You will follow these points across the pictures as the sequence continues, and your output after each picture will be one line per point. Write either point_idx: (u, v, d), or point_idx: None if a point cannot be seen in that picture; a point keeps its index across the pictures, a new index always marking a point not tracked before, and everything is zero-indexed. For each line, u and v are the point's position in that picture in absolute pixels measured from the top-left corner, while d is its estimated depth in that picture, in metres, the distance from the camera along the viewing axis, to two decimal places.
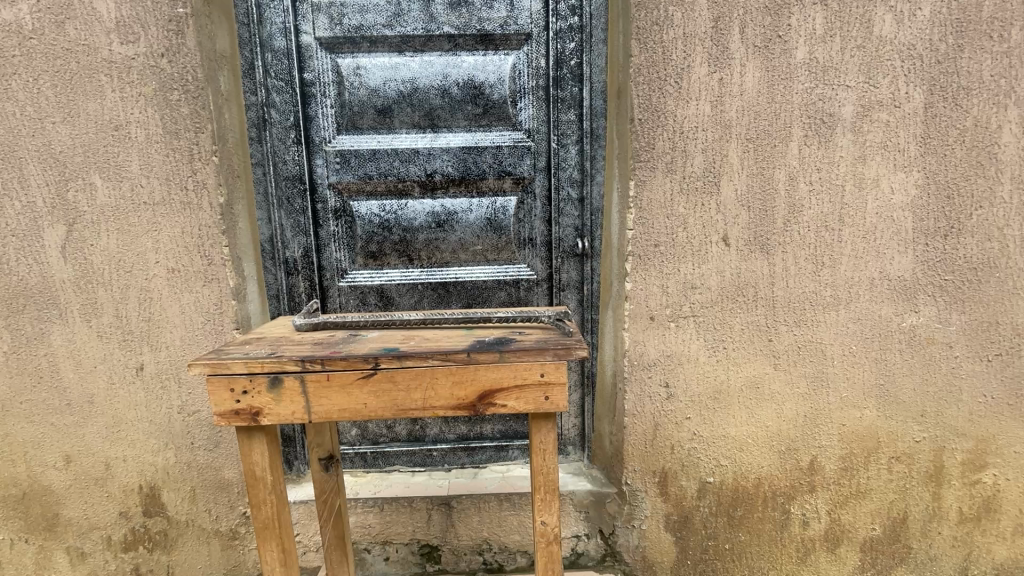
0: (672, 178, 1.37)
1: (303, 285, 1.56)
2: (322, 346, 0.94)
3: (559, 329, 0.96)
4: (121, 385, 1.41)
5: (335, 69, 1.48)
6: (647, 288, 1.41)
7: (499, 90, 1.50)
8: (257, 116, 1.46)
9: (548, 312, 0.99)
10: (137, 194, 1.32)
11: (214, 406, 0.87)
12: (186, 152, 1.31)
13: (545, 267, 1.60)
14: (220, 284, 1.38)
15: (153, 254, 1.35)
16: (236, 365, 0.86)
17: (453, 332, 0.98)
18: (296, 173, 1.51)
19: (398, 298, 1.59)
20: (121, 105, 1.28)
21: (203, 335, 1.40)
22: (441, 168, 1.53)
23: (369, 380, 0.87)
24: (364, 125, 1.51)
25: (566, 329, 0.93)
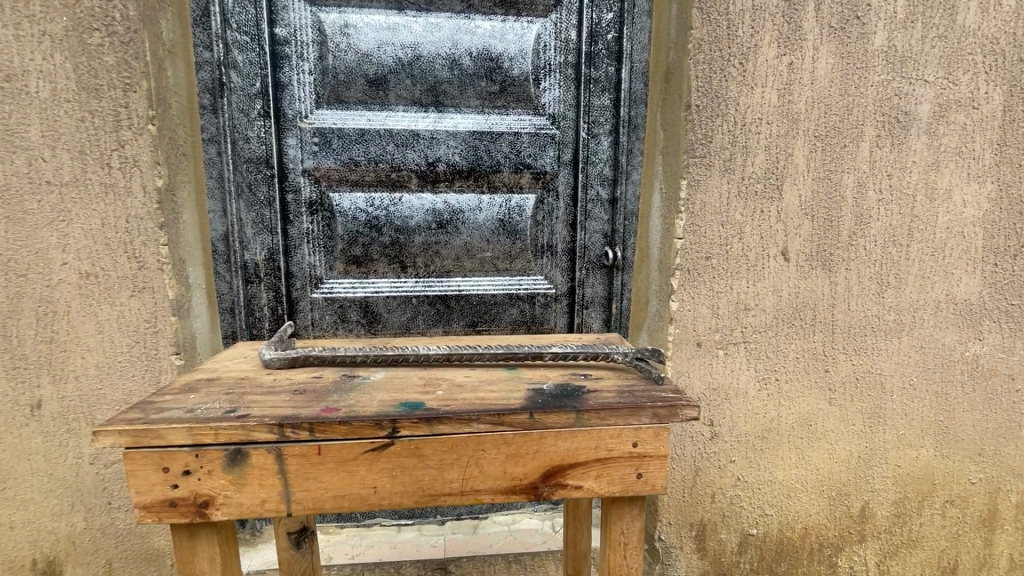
0: (729, 178, 1.14)
1: (266, 297, 1.24)
2: (307, 396, 0.64)
3: (640, 373, 0.71)
4: (8, 429, 1.04)
5: (316, 25, 1.17)
6: (696, 309, 1.17)
7: (520, 64, 1.25)
8: (212, 78, 1.13)
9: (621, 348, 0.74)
10: (36, 171, 0.97)
11: (135, 496, 0.56)
12: (110, 117, 0.97)
13: (565, 279, 1.35)
14: (154, 295, 1.04)
15: (59, 254, 1.00)
16: (173, 434, 0.55)
17: (492, 375, 0.71)
18: (261, 154, 1.18)
19: (386, 315, 1.29)
20: (16, 46, 0.93)
21: (129, 362, 1.06)
22: (446, 156, 1.25)
23: (381, 454, 0.58)
24: (352, 98, 1.21)
25: (655, 376, 0.68)
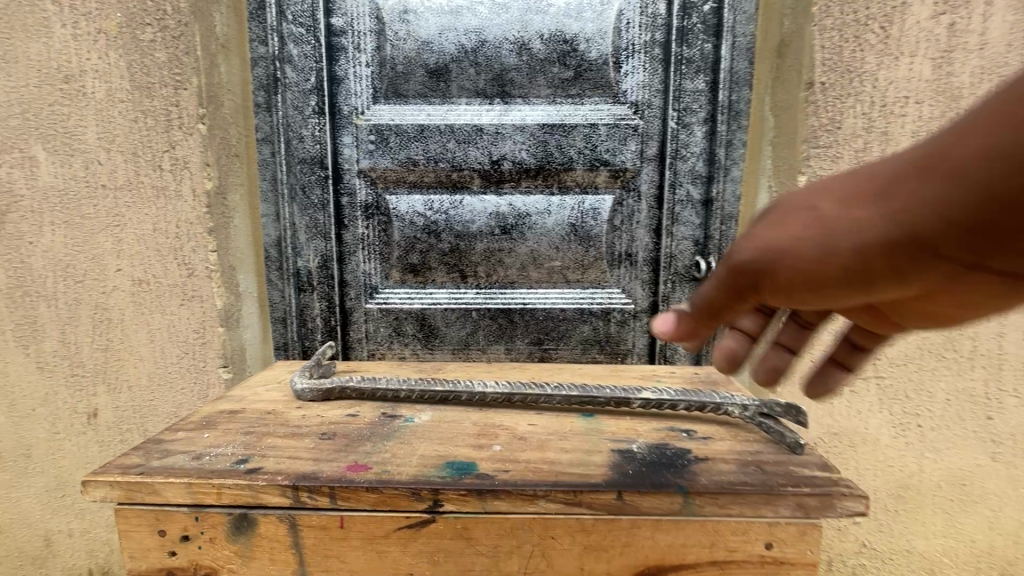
0: None
1: (319, 307, 1.17)
2: (334, 444, 0.52)
3: (769, 437, 0.54)
4: (68, 435, 1.03)
5: (374, 13, 1.08)
6: (818, 337, 0.92)
7: (598, 45, 1.08)
8: (267, 74, 1.07)
9: (738, 398, 0.57)
10: (92, 174, 0.93)
11: (128, 562, 0.46)
12: (161, 116, 0.92)
13: (647, 294, 1.17)
14: (203, 305, 0.98)
15: (113, 259, 0.96)
16: (171, 491, 0.45)
17: (563, 425, 0.56)
18: (316, 154, 1.11)
19: (444, 329, 1.18)
20: (74, 46, 0.90)
21: (177, 374, 1.00)
22: (512, 152, 1.11)
23: (419, 532, 0.45)
24: (410, 91, 1.10)
25: (791, 442, 0.51)
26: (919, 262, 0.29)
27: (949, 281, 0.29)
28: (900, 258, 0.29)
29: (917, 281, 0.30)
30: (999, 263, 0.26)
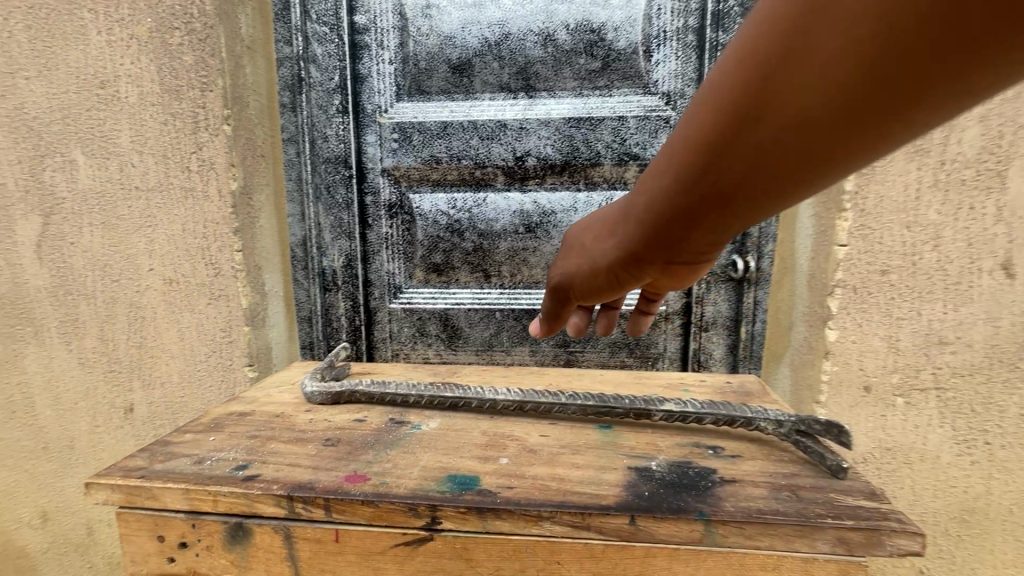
0: (920, 163, 0.81)
1: (344, 307, 1.17)
2: (337, 451, 0.50)
3: (806, 456, 0.49)
4: (106, 429, 1.06)
5: (397, 9, 1.07)
6: (864, 342, 0.86)
7: (627, 34, 1.03)
8: (292, 74, 1.08)
9: (771, 411, 0.53)
10: (126, 176, 0.96)
11: (129, 565, 0.46)
12: (189, 118, 0.93)
13: (679, 295, 1.11)
14: (229, 303, 0.99)
15: (146, 259, 0.98)
16: (169, 496, 0.44)
17: (577, 438, 0.53)
18: (340, 153, 1.11)
19: (468, 329, 1.16)
20: (109, 52, 0.92)
21: (206, 372, 1.02)
22: (536, 148, 1.08)
23: (418, 550, 0.42)
24: (433, 88, 1.09)
25: (833, 465, 0.46)
26: (653, 245, 0.41)
27: (684, 255, 0.41)
28: (644, 244, 0.41)
29: (665, 258, 0.42)
30: (694, 238, 0.38)
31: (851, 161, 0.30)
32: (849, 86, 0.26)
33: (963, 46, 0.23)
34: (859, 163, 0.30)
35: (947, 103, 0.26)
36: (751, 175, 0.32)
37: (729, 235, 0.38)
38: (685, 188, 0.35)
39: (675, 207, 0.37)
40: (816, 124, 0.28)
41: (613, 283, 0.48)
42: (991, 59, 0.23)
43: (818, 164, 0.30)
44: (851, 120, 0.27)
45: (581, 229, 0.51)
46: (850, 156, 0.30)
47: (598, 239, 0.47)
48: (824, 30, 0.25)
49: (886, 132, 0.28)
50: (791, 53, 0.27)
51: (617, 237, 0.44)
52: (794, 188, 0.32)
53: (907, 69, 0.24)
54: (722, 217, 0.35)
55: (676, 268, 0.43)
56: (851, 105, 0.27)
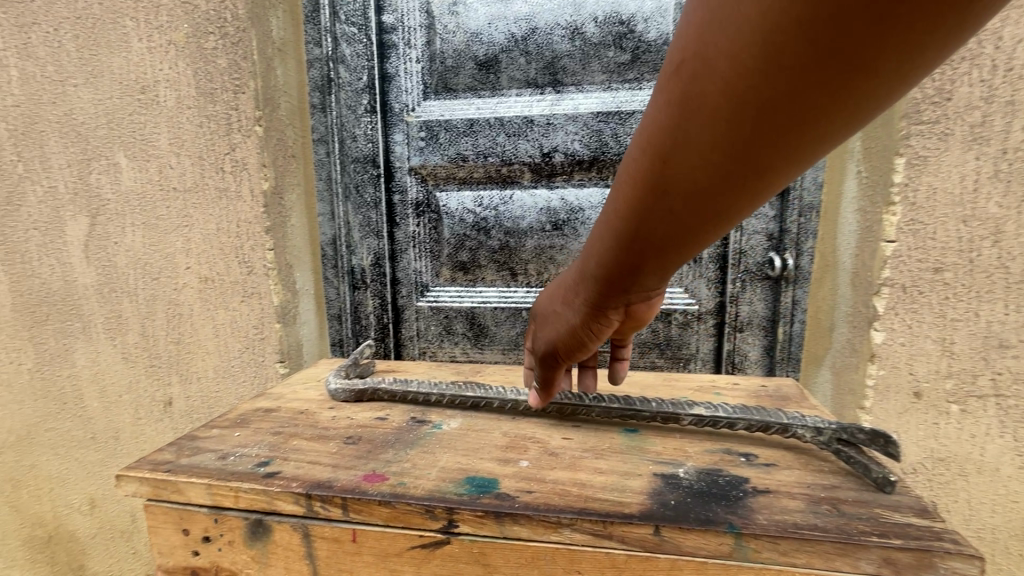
0: (980, 152, 0.75)
1: (372, 305, 1.18)
2: (357, 449, 0.50)
3: (850, 467, 0.46)
4: (148, 421, 1.11)
5: (424, 7, 1.07)
6: (914, 345, 0.80)
7: (658, 25, 1.00)
8: (321, 75, 1.09)
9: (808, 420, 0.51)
10: (165, 178, 0.99)
11: (157, 556, 0.47)
12: (224, 120, 0.96)
13: (712, 294, 1.07)
14: (261, 301, 1.01)
15: (183, 258, 1.02)
16: (194, 490, 0.45)
17: (601, 442, 0.51)
18: (368, 152, 1.12)
19: (494, 328, 1.15)
20: (149, 58, 0.96)
21: (239, 368, 1.04)
22: (564, 144, 1.05)
23: (435, 553, 0.41)
24: (460, 85, 1.08)
25: (874, 475, 0.43)
26: (610, 293, 0.45)
27: (639, 294, 0.46)
28: (602, 294, 0.46)
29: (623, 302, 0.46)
30: (643, 279, 0.43)
31: (751, 202, 0.35)
32: (726, 156, 0.31)
33: (801, 115, 0.28)
34: (759, 201, 0.35)
35: (810, 149, 0.31)
36: (674, 229, 0.37)
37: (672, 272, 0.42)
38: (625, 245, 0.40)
39: (621, 260, 0.42)
40: (711, 187, 0.33)
41: (585, 338, 0.51)
42: (827, 117, 0.28)
43: (720, 218, 0.36)
44: (740, 178, 0.32)
45: (546, 291, 0.56)
46: (750, 199, 0.34)
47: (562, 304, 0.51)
48: (691, 125, 0.31)
49: (773, 178, 0.33)
50: (676, 142, 0.32)
51: (577, 295, 0.49)
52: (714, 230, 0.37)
53: (765, 137, 0.30)
54: (662, 260, 0.40)
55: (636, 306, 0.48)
56: (733, 169, 0.32)
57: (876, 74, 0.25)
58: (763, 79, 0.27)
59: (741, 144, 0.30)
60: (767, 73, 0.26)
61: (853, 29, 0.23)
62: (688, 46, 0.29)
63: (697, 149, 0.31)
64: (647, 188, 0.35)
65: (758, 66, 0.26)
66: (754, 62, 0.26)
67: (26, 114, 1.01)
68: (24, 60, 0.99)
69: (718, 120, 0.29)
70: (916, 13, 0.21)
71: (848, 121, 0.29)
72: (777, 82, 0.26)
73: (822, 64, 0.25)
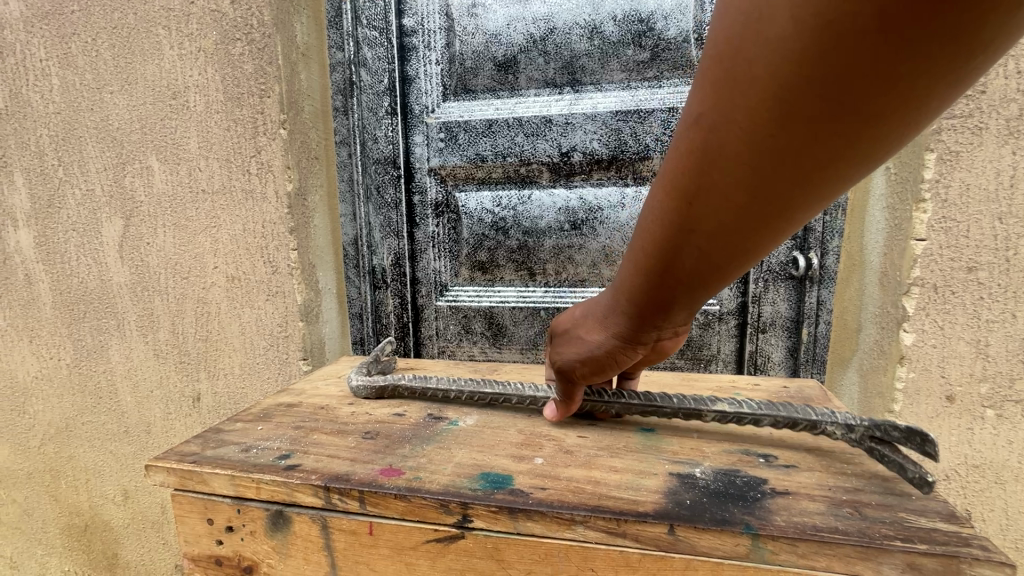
0: (1017, 147, 0.72)
1: (393, 304, 1.20)
2: (375, 444, 0.51)
3: (882, 463, 0.45)
4: (177, 416, 1.14)
5: (443, 10, 1.08)
6: (946, 347, 0.78)
7: (677, 22, 0.99)
8: (343, 78, 1.11)
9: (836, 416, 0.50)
10: (195, 180, 1.02)
11: (183, 544, 0.49)
12: (250, 123, 0.98)
13: (734, 294, 1.05)
14: (285, 300, 1.03)
15: (211, 258, 1.05)
16: (218, 481, 0.46)
17: (617, 440, 0.51)
18: (389, 154, 1.14)
19: (513, 328, 1.15)
20: (180, 65, 0.99)
21: (264, 365, 1.07)
22: (582, 143, 1.05)
23: (449, 547, 0.42)
24: (479, 86, 1.09)
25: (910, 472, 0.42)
26: (635, 326, 0.46)
27: (666, 327, 0.46)
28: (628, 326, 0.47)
29: (649, 335, 0.47)
30: (671, 314, 0.43)
31: (777, 238, 0.35)
32: (752, 196, 0.32)
33: (824, 154, 0.29)
34: (783, 237, 0.36)
35: (827, 190, 0.32)
36: (701, 266, 0.38)
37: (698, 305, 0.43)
38: (652, 282, 0.41)
39: (648, 296, 0.42)
40: (734, 228, 0.34)
41: (607, 365, 0.51)
42: (849, 156, 0.29)
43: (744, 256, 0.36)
44: (767, 215, 0.33)
45: (563, 319, 0.56)
46: (775, 235, 0.35)
47: (582, 334, 0.51)
48: (717, 167, 0.32)
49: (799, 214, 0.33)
50: (700, 183, 0.33)
51: (600, 328, 0.49)
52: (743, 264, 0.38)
53: (791, 175, 0.31)
54: (689, 296, 0.41)
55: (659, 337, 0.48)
56: (760, 207, 0.33)
57: (893, 114, 0.27)
58: (787, 122, 0.28)
59: (767, 183, 0.31)
60: (790, 117, 0.28)
61: (873, 72, 0.25)
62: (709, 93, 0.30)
63: (724, 189, 0.32)
64: (672, 227, 0.36)
65: (778, 114, 0.28)
66: (776, 106, 0.28)
67: (66, 121, 1.06)
68: (64, 69, 1.04)
69: (744, 162, 0.31)
70: (917, 66, 0.24)
71: (866, 162, 0.30)
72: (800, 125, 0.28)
73: (843, 105, 0.26)
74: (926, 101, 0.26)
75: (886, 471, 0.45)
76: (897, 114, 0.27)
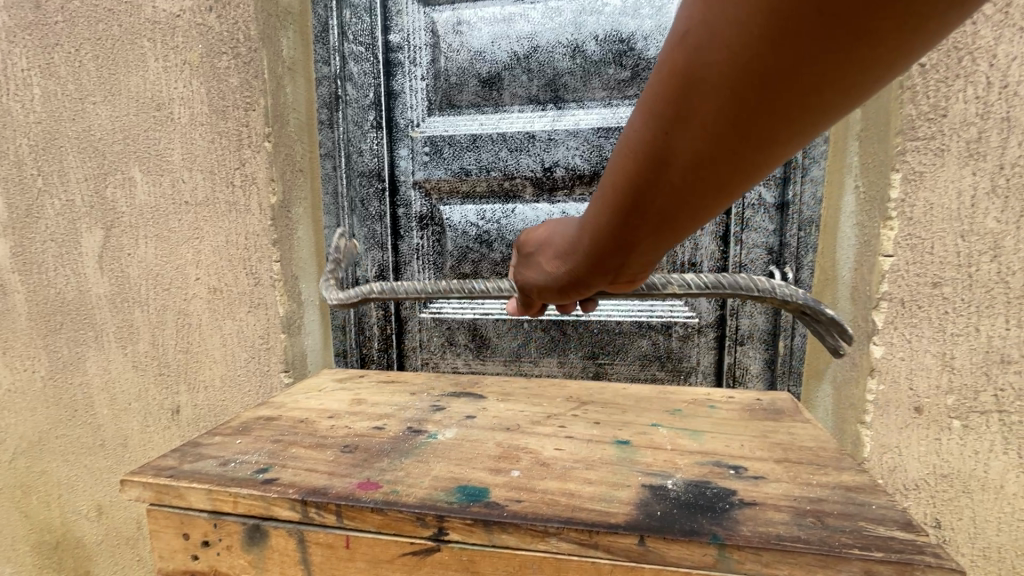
0: (977, 168, 0.75)
1: (376, 316, 1.20)
2: (354, 457, 0.51)
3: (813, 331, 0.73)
4: (155, 429, 1.13)
5: (429, 27, 1.10)
6: (914, 359, 0.80)
7: (657, 43, 1.02)
8: (329, 92, 1.12)
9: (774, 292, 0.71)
10: (178, 192, 1.02)
11: (158, 560, 0.48)
12: (234, 136, 0.99)
13: (713, 307, 1.08)
14: (267, 311, 1.03)
15: (193, 269, 1.04)
16: (195, 495, 0.46)
17: (594, 452, 0.52)
18: (374, 167, 1.15)
19: (496, 339, 1.16)
20: (165, 77, 0.99)
21: (246, 377, 1.06)
22: (565, 159, 1.07)
23: (425, 560, 0.42)
24: (464, 102, 1.11)
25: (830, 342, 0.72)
26: (603, 265, 0.47)
27: (636, 262, 0.46)
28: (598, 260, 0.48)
29: (619, 270, 0.48)
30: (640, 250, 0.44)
31: (743, 185, 0.36)
32: (720, 141, 0.32)
33: (795, 98, 0.28)
34: (756, 177, 0.35)
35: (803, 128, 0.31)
36: (669, 207, 0.38)
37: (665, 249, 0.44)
38: (616, 226, 0.41)
39: (619, 233, 0.42)
40: (707, 163, 0.33)
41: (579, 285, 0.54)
42: (821, 99, 0.29)
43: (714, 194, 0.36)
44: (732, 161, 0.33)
45: (541, 238, 0.59)
46: (740, 184, 0.35)
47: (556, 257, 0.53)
48: (697, 93, 0.30)
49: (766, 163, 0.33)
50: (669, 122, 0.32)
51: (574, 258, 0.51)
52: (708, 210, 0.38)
53: (760, 122, 0.30)
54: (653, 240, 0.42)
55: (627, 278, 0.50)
56: (727, 152, 0.32)
57: (881, 45, 0.25)
58: (760, 63, 0.27)
59: (735, 128, 0.31)
60: (766, 57, 0.27)
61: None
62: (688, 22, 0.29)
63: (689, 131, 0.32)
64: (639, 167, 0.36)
65: (765, 37, 0.26)
66: (753, 44, 0.26)
67: (47, 131, 1.05)
68: (46, 79, 1.03)
69: (714, 105, 0.30)
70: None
71: (845, 96, 0.29)
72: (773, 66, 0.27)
73: (822, 40, 0.25)
74: (907, 49, 0.25)
75: (849, 481, 0.46)
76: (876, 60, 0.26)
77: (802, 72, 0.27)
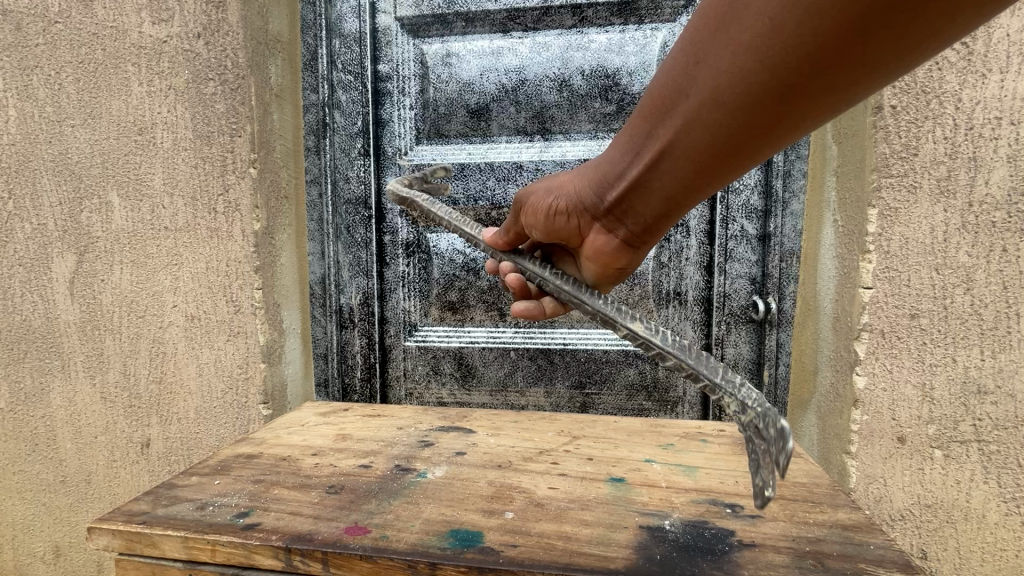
0: (948, 205, 0.78)
1: (360, 344, 1.18)
2: (340, 499, 0.49)
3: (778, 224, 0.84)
4: (122, 464, 1.07)
5: (418, 58, 1.12)
6: (895, 389, 0.82)
7: (641, 79, 1.05)
8: (317, 119, 1.12)
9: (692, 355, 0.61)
10: (158, 217, 1.00)
11: None
12: (219, 162, 0.97)
13: (698, 335, 1.09)
14: (247, 340, 1.00)
15: (170, 296, 1.01)
16: (169, 543, 0.44)
17: (588, 491, 0.51)
18: (360, 193, 1.15)
19: (482, 368, 1.14)
20: (149, 102, 0.98)
21: (222, 408, 1.02)
22: None
23: None
24: (452, 132, 1.13)
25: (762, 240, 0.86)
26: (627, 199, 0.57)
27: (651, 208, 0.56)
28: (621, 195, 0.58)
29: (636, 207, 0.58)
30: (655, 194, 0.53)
31: (754, 157, 0.45)
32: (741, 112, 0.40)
33: (814, 92, 0.37)
34: (760, 153, 0.45)
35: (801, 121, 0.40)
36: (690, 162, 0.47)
37: (688, 201, 0.53)
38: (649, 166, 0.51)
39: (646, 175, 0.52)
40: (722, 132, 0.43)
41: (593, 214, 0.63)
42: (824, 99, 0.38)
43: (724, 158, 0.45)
44: (749, 132, 0.42)
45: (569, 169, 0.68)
46: (754, 152, 0.44)
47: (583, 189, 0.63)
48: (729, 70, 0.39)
49: (780, 134, 0.42)
50: (696, 79, 0.41)
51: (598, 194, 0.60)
52: (729, 167, 0.47)
53: (778, 108, 0.39)
54: (674, 188, 0.51)
55: (648, 227, 0.60)
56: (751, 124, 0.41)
57: (871, 66, 0.34)
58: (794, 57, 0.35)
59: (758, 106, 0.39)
60: (796, 53, 0.35)
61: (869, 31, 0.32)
62: (723, 11, 0.38)
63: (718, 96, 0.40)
64: (670, 115, 0.46)
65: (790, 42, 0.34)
66: (784, 43, 0.35)
67: (21, 153, 1.02)
68: (23, 101, 1.01)
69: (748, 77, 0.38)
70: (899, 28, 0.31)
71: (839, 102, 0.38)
72: (795, 55, 0.35)
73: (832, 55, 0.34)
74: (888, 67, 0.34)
75: (845, 519, 0.46)
76: (879, 59, 0.34)
77: (821, 71, 0.35)
